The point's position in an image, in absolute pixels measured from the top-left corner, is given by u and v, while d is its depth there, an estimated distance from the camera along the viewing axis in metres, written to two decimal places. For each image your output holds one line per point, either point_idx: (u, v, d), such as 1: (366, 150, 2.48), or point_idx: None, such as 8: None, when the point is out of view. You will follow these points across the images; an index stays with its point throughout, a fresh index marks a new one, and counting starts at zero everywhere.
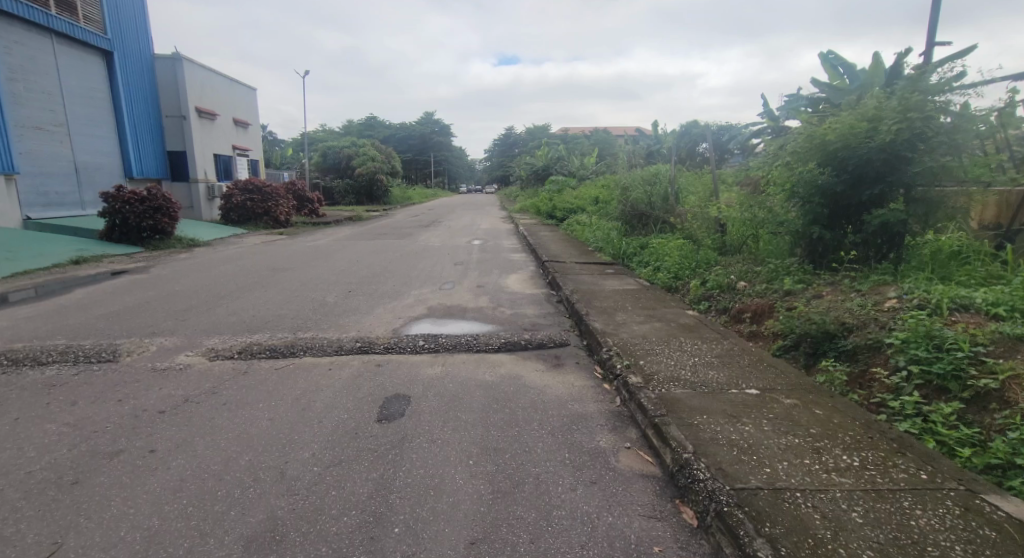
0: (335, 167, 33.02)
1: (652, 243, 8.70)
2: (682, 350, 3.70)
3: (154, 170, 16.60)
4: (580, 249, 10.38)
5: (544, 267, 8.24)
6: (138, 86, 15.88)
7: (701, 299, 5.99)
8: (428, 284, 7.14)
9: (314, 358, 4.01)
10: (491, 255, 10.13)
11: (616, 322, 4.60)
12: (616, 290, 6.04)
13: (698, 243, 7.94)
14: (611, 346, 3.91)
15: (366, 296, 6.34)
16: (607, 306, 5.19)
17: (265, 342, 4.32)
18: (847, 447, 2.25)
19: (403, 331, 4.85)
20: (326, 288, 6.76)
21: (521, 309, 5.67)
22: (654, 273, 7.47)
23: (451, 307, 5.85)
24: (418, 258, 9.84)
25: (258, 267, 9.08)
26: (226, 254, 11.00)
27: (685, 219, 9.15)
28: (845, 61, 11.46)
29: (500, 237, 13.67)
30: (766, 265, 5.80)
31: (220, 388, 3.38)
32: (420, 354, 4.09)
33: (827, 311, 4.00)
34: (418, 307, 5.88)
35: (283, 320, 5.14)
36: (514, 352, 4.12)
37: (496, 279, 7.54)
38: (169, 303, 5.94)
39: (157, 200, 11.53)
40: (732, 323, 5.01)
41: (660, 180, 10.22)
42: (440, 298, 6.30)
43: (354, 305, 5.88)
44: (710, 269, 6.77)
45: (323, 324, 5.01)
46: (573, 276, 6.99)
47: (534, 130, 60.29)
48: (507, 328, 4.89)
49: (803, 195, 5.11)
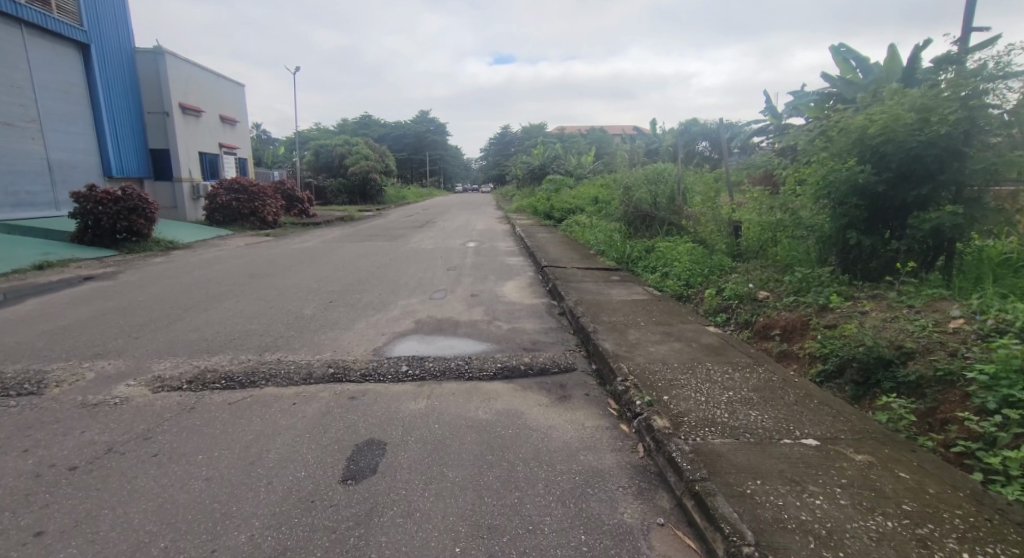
0: (327, 166, 32.32)
1: (659, 246, 8.13)
2: (712, 381, 3.13)
3: (135, 169, 15.91)
4: (581, 253, 9.82)
5: (543, 273, 7.68)
6: (117, 79, 15.19)
7: (718, 311, 5.44)
8: (418, 293, 6.55)
9: (277, 388, 3.40)
10: (487, 259, 9.53)
11: (630, 341, 4.03)
12: (625, 301, 5.46)
13: (709, 247, 7.40)
14: (626, 374, 3.33)
15: (349, 308, 5.73)
16: (617, 321, 4.61)
17: (223, 368, 3.71)
18: (962, 538, 1.69)
19: (386, 351, 4.26)
20: (306, 299, 6.15)
21: (520, 324, 5.08)
22: (662, 279, 6.94)
23: (441, 321, 5.26)
24: (409, 262, 9.24)
25: (236, 272, 8.46)
26: (206, 258, 10.36)
27: (693, 221, 8.60)
28: (857, 54, 10.92)
29: (496, 239, 13.08)
30: (790, 274, 5.24)
31: (155, 433, 2.77)
32: (403, 383, 3.50)
33: (877, 331, 3.44)
34: (405, 321, 5.28)
35: (251, 339, 4.53)
36: (512, 380, 3.54)
37: (492, 286, 6.99)
38: (126, 317, 5.31)
39: (132, 200, 10.87)
40: (757, 340, 4.44)
41: (665, 179, 9.66)
42: (430, 309, 5.72)
43: (334, 319, 5.27)
44: (725, 275, 6.21)
45: (295, 344, 4.40)
46: (576, 284, 6.41)
47: (531, 129, 59.95)
48: (504, 348, 4.31)
49: (838, 197, 4.55)
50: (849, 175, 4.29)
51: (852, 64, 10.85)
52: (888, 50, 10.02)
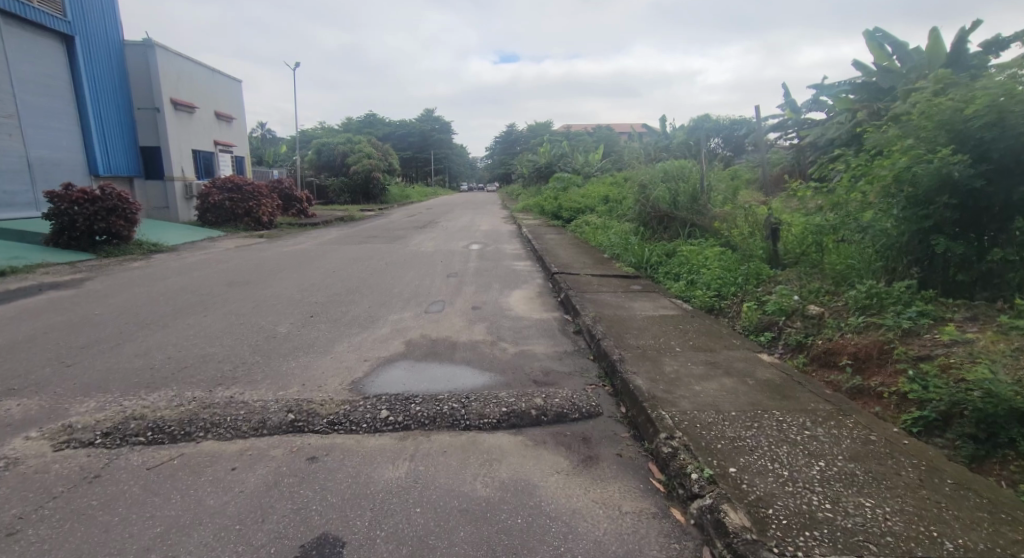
0: (328, 165, 31.58)
1: (683, 251, 7.36)
2: (790, 441, 2.33)
3: (124, 168, 15.25)
4: (593, 257, 9.02)
5: (553, 280, 6.92)
6: (104, 74, 14.54)
7: (762, 329, 4.67)
8: (413, 305, 5.78)
9: (217, 444, 2.62)
10: (491, 264, 8.75)
11: (668, 375, 3.23)
12: (652, 317, 4.68)
13: (740, 251, 6.62)
14: (671, 427, 2.53)
15: (331, 325, 4.97)
16: (647, 345, 3.82)
17: (156, 412, 2.94)
18: None
19: (367, 384, 3.49)
20: (285, 313, 5.40)
21: (530, 346, 4.30)
22: (688, 288, 6.21)
23: (436, 342, 4.48)
24: (406, 267, 8.49)
25: (217, 278, 7.73)
26: (189, 261, 9.64)
27: (719, 223, 7.80)
28: (893, 39, 10.08)
29: (501, 241, 12.29)
30: (850, 287, 4.44)
31: (24, 525, 1.99)
32: (381, 436, 2.72)
33: (997, 368, 2.63)
34: (394, 342, 4.51)
35: (206, 368, 3.76)
36: (521, 431, 2.76)
37: (496, 296, 6.24)
38: (70, 336, 4.57)
39: (111, 201, 10.19)
40: (818, 370, 3.66)
41: (686, 176, 8.84)
42: (424, 326, 4.96)
43: (311, 340, 4.51)
44: (765, 286, 5.45)
45: (256, 375, 3.63)
46: (592, 296, 5.62)
47: (536, 127, 59.12)
48: (511, 381, 3.53)
49: (915, 195, 3.74)
50: (933, 168, 3.48)
51: (887, 51, 9.95)
52: (929, 36, 9.14)
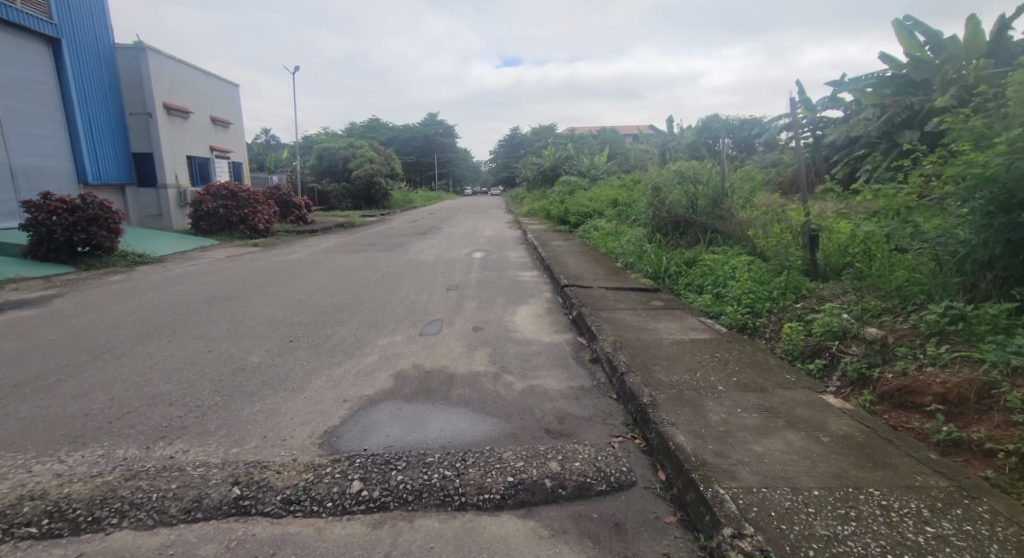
0: (330, 171, 30.92)
1: (705, 260, 6.72)
2: (911, 547, 1.67)
3: (115, 175, 14.74)
4: (605, 266, 8.36)
5: (563, 294, 6.28)
6: (93, 78, 14.06)
7: (809, 357, 4.03)
8: (406, 326, 5.15)
9: (131, 538, 1.98)
10: (495, 275, 8.10)
11: (715, 427, 2.56)
12: (681, 343, 4.03)
13: (771, 261, 5.98)
14: (738, 518, 1.86)
15: (311, 354, 4.33)
16: (682, 383, 3.16)
17: (64, 484, 2.29)
18: None
19: (341, 438, 2.84)
20: (262, 338, 4.77)
21: (540, 380, 3.64)
22: (716, 303, 5.58)
23: (429, 375, 3.83)
24: (403, 279, 7.89)
25: (197, 293, 7.13)
26: (173, 274, 9.06)
27: (743, 230, 7.16)
28: (925, 27, 9.46)
29: (505, 248, 11.65)
30: (919, 309, 3.79)
31: None
32: (349, 522, 2.08)
33: None
34: (381, 375, 3.86)
35: (150, 415, 3.12)
36: (534, 515, 2.11)
37: (500, 313, 5.60)
38: (7, 370, 3.95)
39: (92, 210, 9.66)
40: (892, 413, 3.01)
41: (704, 177, 8.21)
42: (418, 353, 4.32)
43: (285, 373, 3.87)
44: (806, 304, 4.80)
45: (208, 424, 2.98)
46: (608, 315, 4.98)
47: (540, 131, 58.72)
48: (518, 433, 2.87)
49: (1007, 196, 3.13)
50: None
51: (918, 41, 9.28)
52: (965, 23, 8.46)
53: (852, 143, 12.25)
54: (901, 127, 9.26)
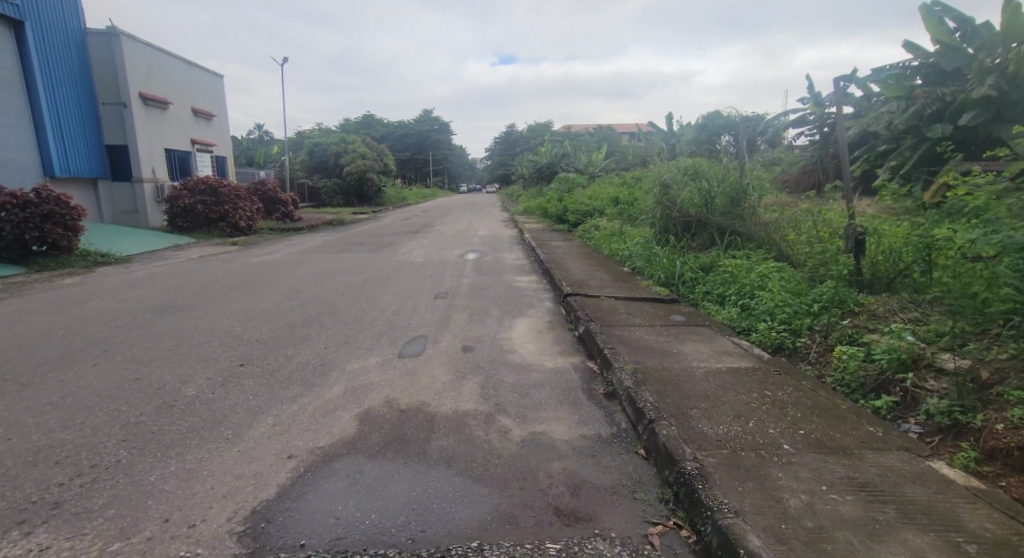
0: (320, 165, 29.78)
1: (726, 266, 5.97)
2: None
3: (86, 169, 13.85)
4: (611, 271, 7.59)
5: (566, 305, 5.53)
6: (62, 65, 13.17)
7: (873, 392, 3.29)
8: (384, 345, 4.37)
9: None
10: (489, 280, 7.32)
11: (800, 522, 1.80)
12: (716, 373, 3.27)
13: (804, 268, 5.23)
14: None
15: (263, 383, 3.53)
16: (735, 439, 2.39)
17: None
18: None
19: (274, 522, 2.07)
20: (207, 361, 3.96)
21: (544, 426, 2.86)
22: (744, 318, 4.84)
23: (405, 416, 3.05)
24: (387, 284, 7.10)
25: (152, 299, 6.30)
26: (135, 276, 8.23)
27: (766, 232, 6.41)
28: (955, 13, 8.71)
29: (501, 250, 10.81)
30: (1019, 334, 3.05)
31: None
32: None
33: None
34: (344, 414, 3.07)
35: (21, 480, 2.31)
36: None
37: (494, 329, 4.83)
38: None
39: (47, 205, 8.81)
40: (1014, 481, 2.28)
41: (720, 173, 7.45)
42: (394, 383, 3.54)
43: (221, 412, 3.07)
44: (856, 322, 4.06)
45: (93, 499, 2.18)
46: (621, 333, 4.22)
47: (536, 128, 57.90)
48: (517, 514, 2.10)
49: None
50: None
51: (948, 27, 8.50)
52: (1004, 7, 7.69)
53: (868, 139, 11.52)
54: (931, 121, 8.54)
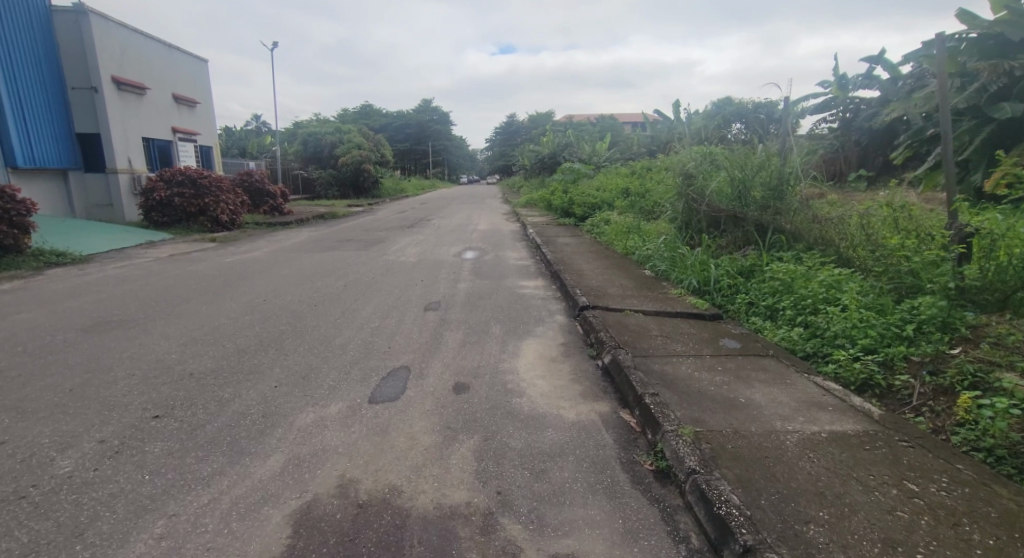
0: (314, 156, 28.66)
1: (773, 270, 4.93)
2: None
3: (55, 159, 12.82)
4: (630, 274, 6.57)
5: (583, 321, 4.51)
6: (24, 45, 12.07)
7: None
8: (353, 382, 3.35)
9: None
10: (489, 285, 6.31)
11: None
12: (817, 445, 2.24)
13: (883, 278, 4.18)
14: None
15: (174, 451, 2.52)
16: None
17: None
18: None
19: None
20: (109, 411, 2.94)
21: (574, 542, 1.86)
22: (812, 341, 3.80)
23: (363, 516, 2.04)
24: (370, 291, 6.08)
25: (86, 312, 5.27)
26: (87, 280, 7.22)
27: (820, 230, 5.35)
28: None
29: (503, 247, 9.76)
30: None
31: None
32: None
33: None
34: (274, 513, 2.07)
35: None
36: None
37: (495, 356, 3.81)
38: None
39: None
40: None
41: (758, 159, 6.35)
42: (354, 452, 2.51)
43: (93, 509, 2.07)
44: (978, 355, 3.03)
45: None
46: (663, 369, 3.19)
47: (538, 118, 56.64)
48: None
49: None
50: None
51: None
52: None
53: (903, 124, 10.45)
54: (995, 99, 7.44)
